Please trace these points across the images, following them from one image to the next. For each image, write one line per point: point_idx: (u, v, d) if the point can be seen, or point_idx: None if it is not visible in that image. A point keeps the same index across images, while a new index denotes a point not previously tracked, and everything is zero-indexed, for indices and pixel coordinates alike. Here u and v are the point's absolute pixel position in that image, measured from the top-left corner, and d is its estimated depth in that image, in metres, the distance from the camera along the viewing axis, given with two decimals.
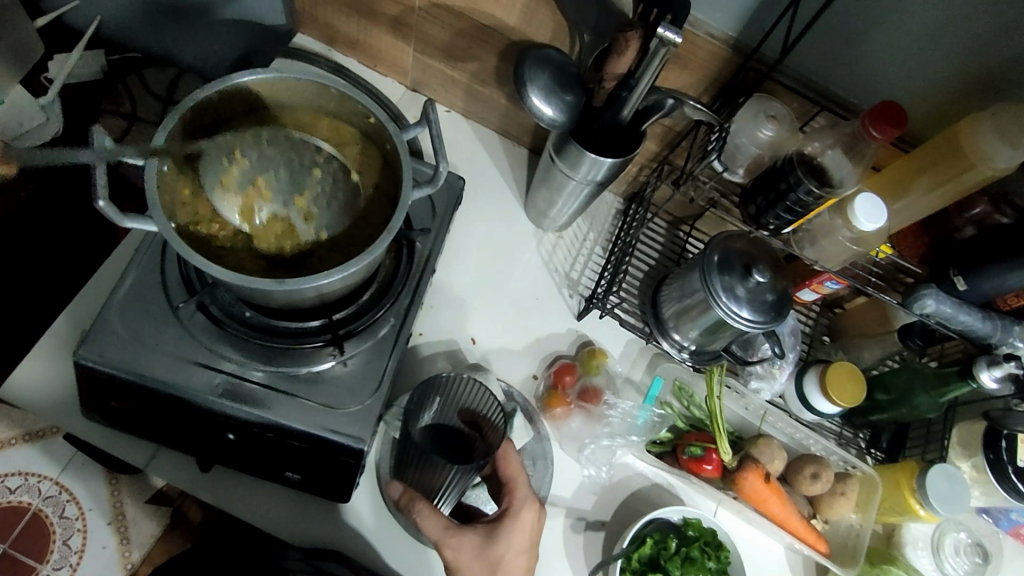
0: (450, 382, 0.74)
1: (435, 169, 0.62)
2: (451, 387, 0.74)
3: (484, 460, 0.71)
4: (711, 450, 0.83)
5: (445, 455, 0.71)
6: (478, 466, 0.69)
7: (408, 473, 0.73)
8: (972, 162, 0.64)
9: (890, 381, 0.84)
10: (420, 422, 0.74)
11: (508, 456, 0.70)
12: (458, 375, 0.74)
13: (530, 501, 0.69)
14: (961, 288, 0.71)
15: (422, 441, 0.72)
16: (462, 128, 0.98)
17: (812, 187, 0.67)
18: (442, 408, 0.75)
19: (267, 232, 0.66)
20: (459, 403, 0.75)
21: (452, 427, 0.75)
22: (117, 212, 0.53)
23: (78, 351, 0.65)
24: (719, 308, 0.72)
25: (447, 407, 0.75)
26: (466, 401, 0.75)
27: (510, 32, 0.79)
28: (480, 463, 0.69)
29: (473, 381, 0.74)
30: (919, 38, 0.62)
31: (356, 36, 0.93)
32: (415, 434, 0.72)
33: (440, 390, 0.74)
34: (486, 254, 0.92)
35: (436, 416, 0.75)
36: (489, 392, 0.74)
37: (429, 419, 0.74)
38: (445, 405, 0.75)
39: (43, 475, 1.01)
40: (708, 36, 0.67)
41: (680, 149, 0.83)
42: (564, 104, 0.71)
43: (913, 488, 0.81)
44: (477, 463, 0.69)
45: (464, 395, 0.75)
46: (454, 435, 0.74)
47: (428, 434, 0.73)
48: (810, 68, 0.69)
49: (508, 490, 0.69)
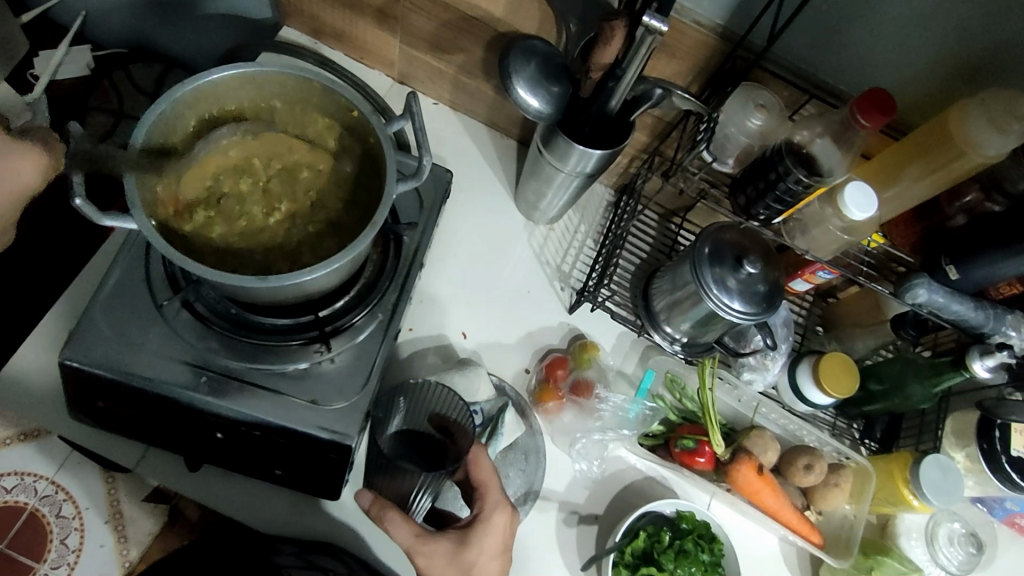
0: (419, 387, 0.75)
1: (419, 162, 0.62)
2: (419, 392, 0.75)
3: (456, 465, 0.69)
4: (704, 443, 0.83)
5: (414, 461, 0.70)
6: (448, 470, 0.68)
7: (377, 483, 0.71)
8: (962, 149, 0.63)
9: (883, 370, 0.84)
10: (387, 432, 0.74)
11: (478, 462, 0.67)
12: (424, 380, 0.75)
13: (501, 504, 0.67)
14: (953, 277, 0.70)
15: (390, 449, 0.72)
16: (450, 120, 0.97)
17: (801, 176, 0.67)
18: (409, 414, 0.75)
19: (261, 231, 0.66)
20: (428, 408, 0.75)
21: (420, 432, 0.74)
22: (95, 210, 0.52)
23: (62, 352, 0.65)
24: (710, 300, 0.72)
25: (414, 412, 0.75)
26: (434, 406, 0.74)
27: (496, 22, 0.78)
28: (451, 468, 0.68)
29: (439, 385, 0.75)
30: (906, 24, 0.61)
31: (342, 29, 0.92)
32: (384, 443, 0.72)
33: (409, 396, 0.75)
34: (475, 249, 0.91)
35: (404, 422, 0.75)
36: (455, 395, 0.74)
37: (397, 426, 0.74)
38: (413, 413, 0.75)
39: (39, 474, 0.98)
40: (695, 24, 0.67)
41: (670, 140, 0.82)
42: (551, 95, 0.70)
43: (907, 478, 0.81)
44: (448, 467, 0.68)
45: (430, 400, 0.75)
46: (423, 440, 0.73)
47: (396, 441, 0.73)
48: (798, 56, 0.68)
49: (479, 494, 0.67)
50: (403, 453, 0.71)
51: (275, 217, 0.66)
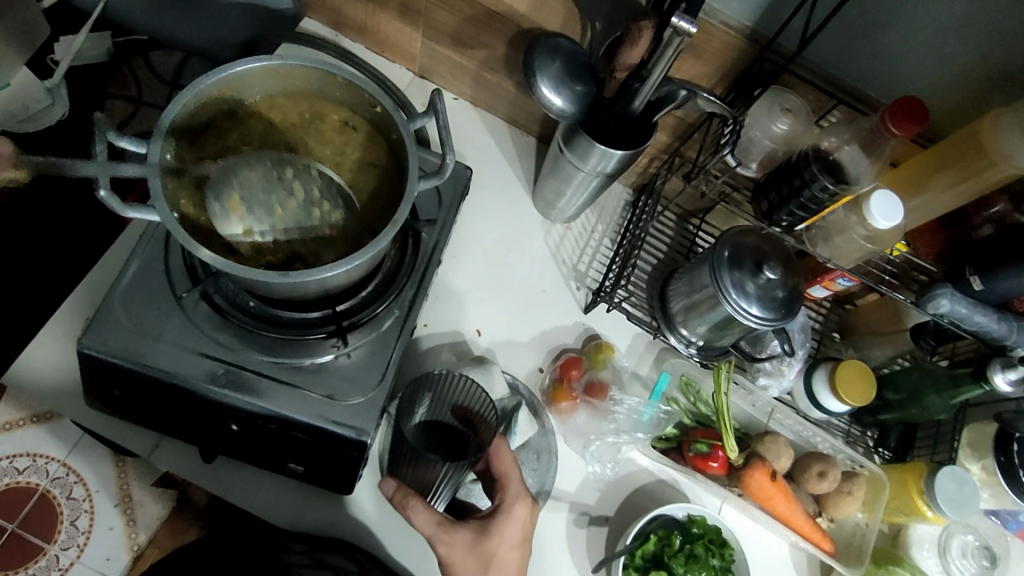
0: (443, 380, 0.75)
1: (442, 160, 0.61)
2: (443, 385, 0.75)
3: (478, 457, 0.70)
4: (717, 448, 0.83)
5: (439, 453, 0.72)
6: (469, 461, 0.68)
7: (401, 470, 0.73)
8: (992, 159, 0.62)
9: (901, 380, 0.83)
10: (413, 421, 0.74)
11: (500, 453, 0.68)
12: (450, 371, 0.75)
13: (522, 496, 0.67)
14: (977, 288, 0.69)
15: (414, 439, 0.73)
16: (469, 116, 0.96)
17: (827, 184, 0.66)
18: (434, 404, 0.76)
19: (302, 207, 0.64)
20: (452, 399, 0.75)
21: (444, 423, 0.75)
22: (119, 202, 0.52)
23: (82, 341, 0.65)
24: (728, 304, 0.71)
25: (439, 403, 0.76)
26: (458, 398, 0.75)
27: (520, 19, 0.77)
28: (473, 459, 0.69)
29: (465, 378, 0.74)
30: (941, 29, 0.60)
31: (364, 21, 0.92)
32: (409, 433, 0.73)
33: (432, 389, 0.75)
34: (493, 246, 0.91)
35: (429, 412, 0.75)
36: (481, 390, 0.73)
37: (422, 416, 0.75)
38: (437, 403, 0.76)
39: (52, 456, 1.00)
40: (724, 26, 0.66)
41: (692, 141, 0.81)
42: (575, 94, 0.70)
43: (921, 489, 0.80)
44: (470, 457, 0.69)
45: (455, 393, 0.75)
46: (446, 431, 0.75)
47: (419, 432, 0.74)
48: (828, 61, 0.67)
49: (500, 486, 0.67)
50: (427, 444, 0.73)
51: (313, 193, 0.65)
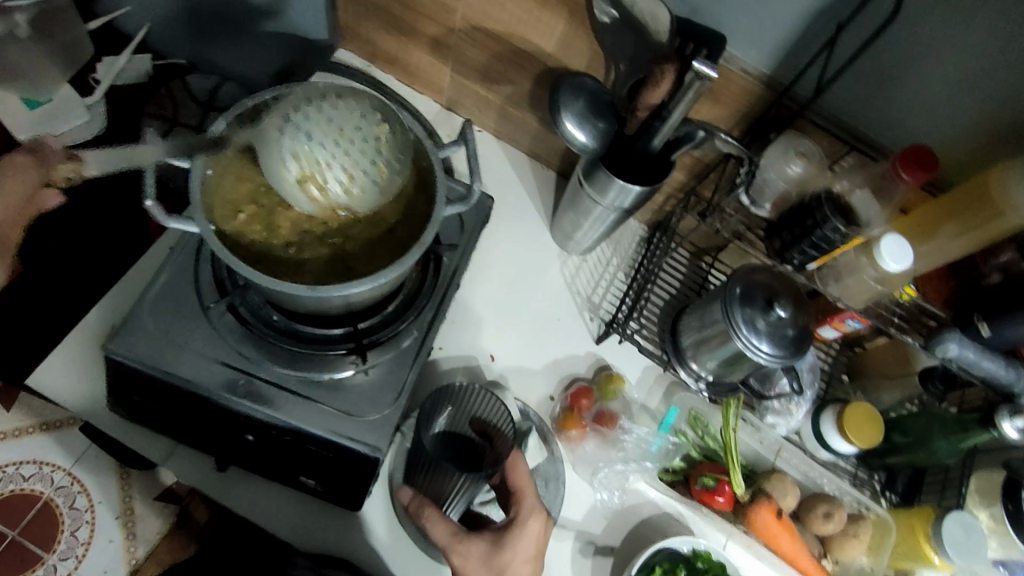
0: (464, 393, 0.76)
1: (469, 187, 0.64)
2: (464, 397, 0.76)
3: (494, 469, 0.70)
4: (723, 483, 0.83)
5: (455, 463, 0.73)
6: (486, 473, 0.70)
7: (417, 478, 0.75)
8: (999, 209, 0.65)
9: (909, 424, 0.84)
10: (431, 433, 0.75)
11: (516, 466, 0.70)
12: (471, 385, 0.76)
13: (536, 511, 0.68)
14: (985, 334, 0.71)
15: (432, 449, 0.74)
16: (493, 148, 1.00)
17: (838, 225, 0.68)
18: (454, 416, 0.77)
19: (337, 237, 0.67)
20: (471, 413, 0.76)
21: (462, 434, 0.76)
22: (162, 212, 0.54)
23: (109, 345, 0.67)
24: (740, 340, 0.72)
25: (458, 415, 0.76)
26: (477, 411, 0.76)
27: (547, 58, 0.81)
28: (490, 471, 0.70)
29: (488, 393, 0.75)
30: (952, 84, 0.63)
31: (396, 54, 0.96)
32: (429, 442, 0.75)
33: (454, 399, 0.76)
34: (510, 271, 0.93)
35: (449, 423, 0.76)
36: (501, 403, 0.75)
37: (442, 425, 0.76)
38: (457, 415, 0.76)
39: (58, 465, 1.04)
40: (742, 72, 0.69)
41: (708, 181, 0.84)
42: (597, 131, 0.72)
43: (928, 534, 0.80)
44: (487, 470, 0.70)
45: (474, 405, 0.76)
46: (465, 443, 0.75)
47: (439, 441, 0.75)
48: (841, 108, 0.70)
49: (515, 500, 0.68)
50: (443, 454, 0.74)
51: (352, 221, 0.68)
